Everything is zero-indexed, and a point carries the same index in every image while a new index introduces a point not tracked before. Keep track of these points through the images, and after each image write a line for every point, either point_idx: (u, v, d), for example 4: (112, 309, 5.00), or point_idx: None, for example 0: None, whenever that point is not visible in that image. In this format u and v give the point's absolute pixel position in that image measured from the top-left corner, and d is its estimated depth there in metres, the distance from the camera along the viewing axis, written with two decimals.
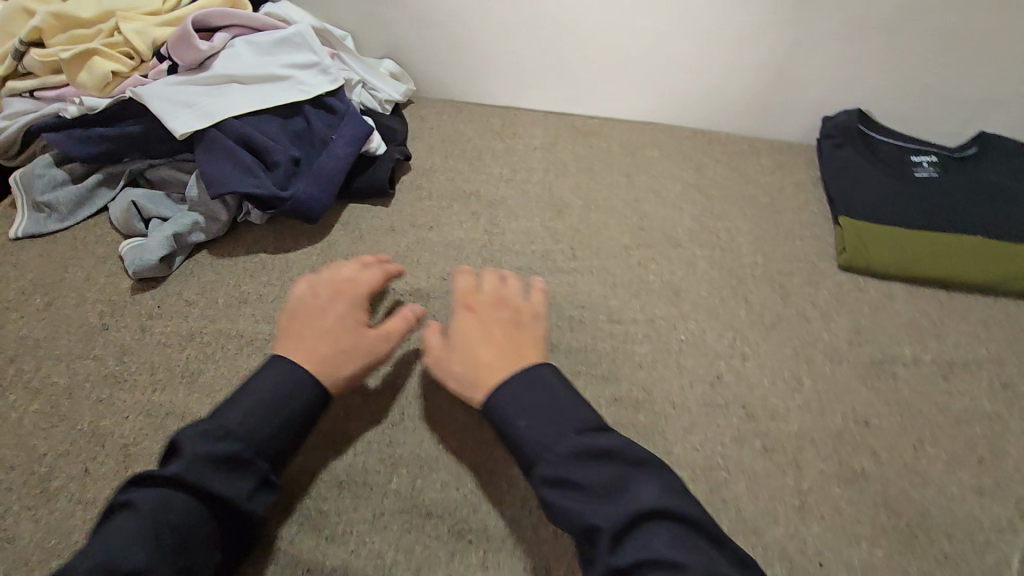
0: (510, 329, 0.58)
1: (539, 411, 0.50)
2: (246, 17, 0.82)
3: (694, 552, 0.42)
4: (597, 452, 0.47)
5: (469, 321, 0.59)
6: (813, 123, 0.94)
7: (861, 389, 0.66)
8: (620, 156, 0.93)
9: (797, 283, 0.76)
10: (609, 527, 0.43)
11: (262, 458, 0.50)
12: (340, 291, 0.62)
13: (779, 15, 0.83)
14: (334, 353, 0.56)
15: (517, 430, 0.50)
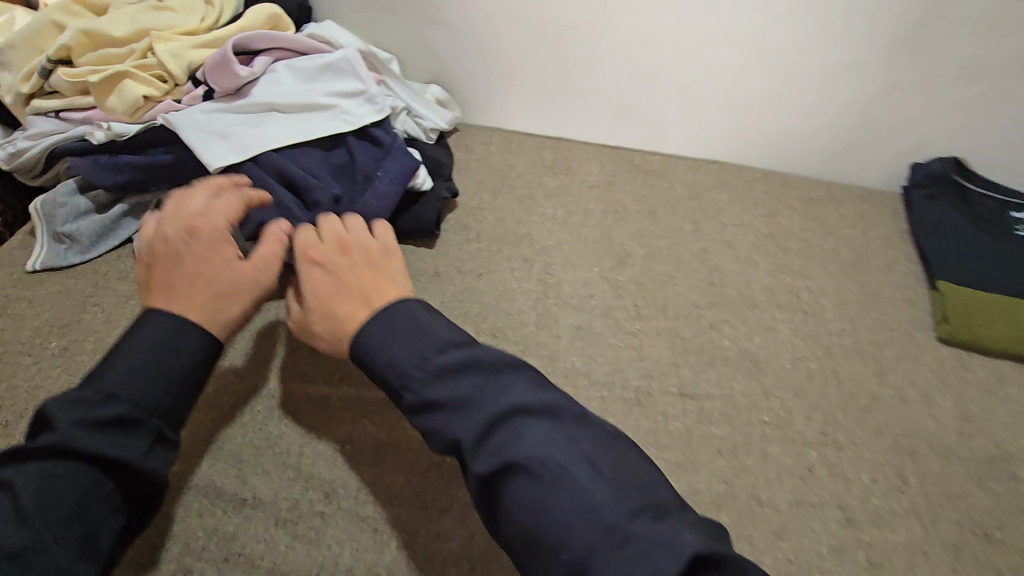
0: (365, 268, 0.52)
1: (399, 331, 0.45)
2: (289, 40, 0.76)
3: (573, 445, 0.39)
4: (465, 366, 0.42)
5: (328, 264, 0.52)
6: (900, 169, 0.85)
7: (976, 491, 0.58)
8: (684, 199, 0.85)
9: (891, 357, 0.68)
10: (471, 439, 0.39)
11: (158, 415, 0.43)
12: (195, 226, 0.51)
13: (878, 53, 0.75)
14: (212, 298, 0.48)
15: (382, 356, 0.44)
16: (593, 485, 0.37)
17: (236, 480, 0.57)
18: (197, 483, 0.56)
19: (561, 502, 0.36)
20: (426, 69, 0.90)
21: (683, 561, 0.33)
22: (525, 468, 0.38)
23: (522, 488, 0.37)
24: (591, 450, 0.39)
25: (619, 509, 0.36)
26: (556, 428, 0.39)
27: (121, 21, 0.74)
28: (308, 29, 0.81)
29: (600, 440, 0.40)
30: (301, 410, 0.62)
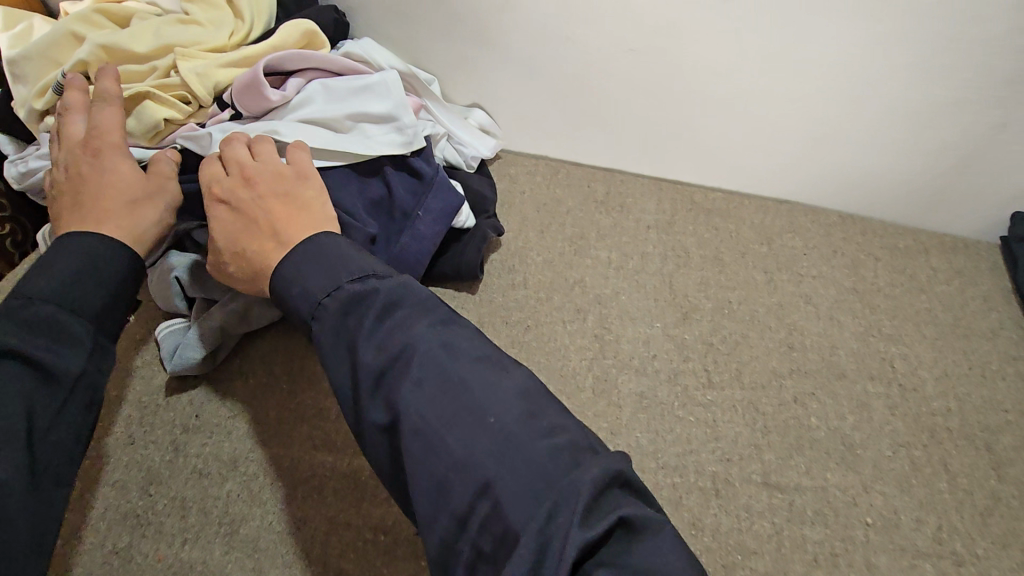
0: (275, 202, 0.50)
1: (306, 268, 0.42)
2: (324, 59, 0.68)
3: (483, 392, 0.35)
4: (363, 304, 0.39)
5: (238, 200, 0.50)
6: (999, 218, 0.76)
7: None
8: (754, 244, 0.76)
9: (1008, 445, 0.58)
10: (369, 376, 0.37)
11: (89, 316, 0.43)
12: (89, 145, 0.53)
13: (992, 91, 0.65)
14: (124, 211, 0.49)
15: (286, 296, 0.42)
16: (487, 436, 0.34)
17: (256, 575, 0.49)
18: None
19: (452, 446, 0.34)
20: (469, 91, 0.82)
21: (581, 505, 0.31)
22: (418, 414, 0.35)
23: (411, 433, 0.35)
24: (489, 395, 0.35)
25: (517, 453, 0.33)
26: (455, 365, 0.36)
27: (143, 37, 0.67)
28: (346, 46, 0.73)
29: (513, 390, 0.36)
30: (330, 488, 0.54)
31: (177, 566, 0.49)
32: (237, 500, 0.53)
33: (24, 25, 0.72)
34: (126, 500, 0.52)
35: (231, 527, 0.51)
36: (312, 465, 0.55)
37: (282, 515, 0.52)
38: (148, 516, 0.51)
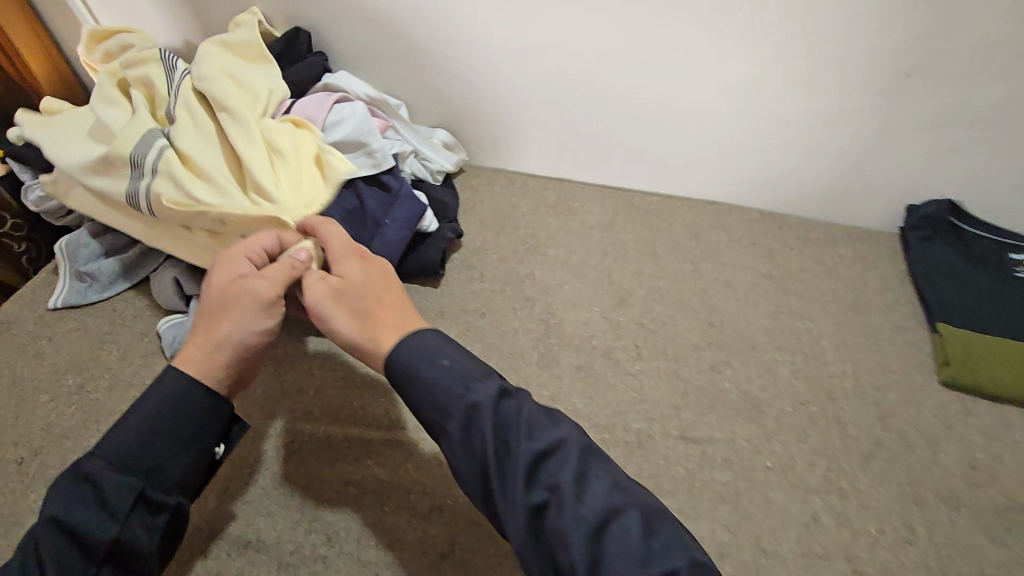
0: (395, 298, 0.54)
1: (437, 353, 0.48)
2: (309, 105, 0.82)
3: (622, 495, 0.42)
4: (517, 402, 0.45)
5: (351, 292, 0.53)
6: (895, 212, 0.87)
7: (988, 545, 0.55)
8: (684, 240, 0.87)
9: (893, 400, 0.68)
10: (525, 462, 0.42)
11: (136, 475, 0.46)
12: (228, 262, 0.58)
13: (866, 102, 0.77)
14: (225, 330, 0.51)
15: (424, 378, 0.47)
16: (637, 527, 0.40)
17: (243, 522, 0.58)
18: (205, 526, 0.57)
19: (606, 534, 0.40)
20: (434, 114, 0.93)
21: None
22: (575, 501, 0.41)
23: (568, 512, 0.40)
24: (624, 494, 0.42)
25: (659, 545, 0.39)
26: (595, 469, 0.43)
27: (195, 127, 0.72)
28: (325, 79, 0.85)
29: (642, 496, 0.43)
30: (309, 451, 0.62)
31: None
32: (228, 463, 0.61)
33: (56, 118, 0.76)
34: None
35: (221, 484, 0.60)
36: (293, 434, 0.64)
37: (266, 474, 0.61)
38: None
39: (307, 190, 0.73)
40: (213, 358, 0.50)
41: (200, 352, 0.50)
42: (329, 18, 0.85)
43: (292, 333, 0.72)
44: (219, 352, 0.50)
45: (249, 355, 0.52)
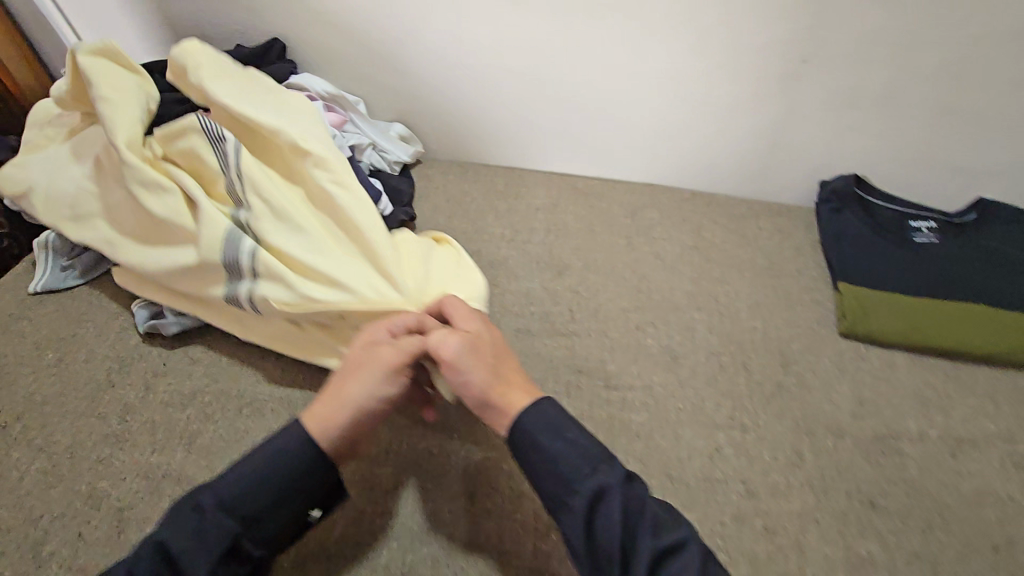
0: (512, 369, 0.56)
1: (562, 426, 0.51)
2: None
3: None
4: (636, 494, 0.47)
5: (471, 357, 0.55)
6: (810, 187, 0.96)
7: (866, 465, 0.63)
8: (620, 218, 0.95)
9: (797, 350, 0.76)
10: (646, 553, 0.44)
11: (233, 517, 0.47)
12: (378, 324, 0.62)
13: (772, 88, 0.86)
14: (354, 391, 0.53)
15: (551, 450, 0.50)
16: None
17: (205, 469, 0.63)
18: (171, 474, 0.62)
19: None
20: (390, 109, 1.01)
21: None
22: None
23: None
24: None
25: None
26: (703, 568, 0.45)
27: (286, 207, 0.67)
28: (291, 80, 0.91)
29: None
30: (269, 408, 0.68)
31: (145, 466, 0.63)
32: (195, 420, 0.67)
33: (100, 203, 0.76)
34: (109, 424, 0.67)
35: (187, 438, 0.65)
36: (253, 394, 0.69)
37: (226, 429, 0.66)
38: (124, 435, 0.66)
39: (429, 275, 0.69)
40: (334, 417, 0.52)
41: (321, 409, 0.52)
42: (288, 22, 0.92)
43: None
44: (333, 411, 0.52)
45: (366, 416, 0.53)
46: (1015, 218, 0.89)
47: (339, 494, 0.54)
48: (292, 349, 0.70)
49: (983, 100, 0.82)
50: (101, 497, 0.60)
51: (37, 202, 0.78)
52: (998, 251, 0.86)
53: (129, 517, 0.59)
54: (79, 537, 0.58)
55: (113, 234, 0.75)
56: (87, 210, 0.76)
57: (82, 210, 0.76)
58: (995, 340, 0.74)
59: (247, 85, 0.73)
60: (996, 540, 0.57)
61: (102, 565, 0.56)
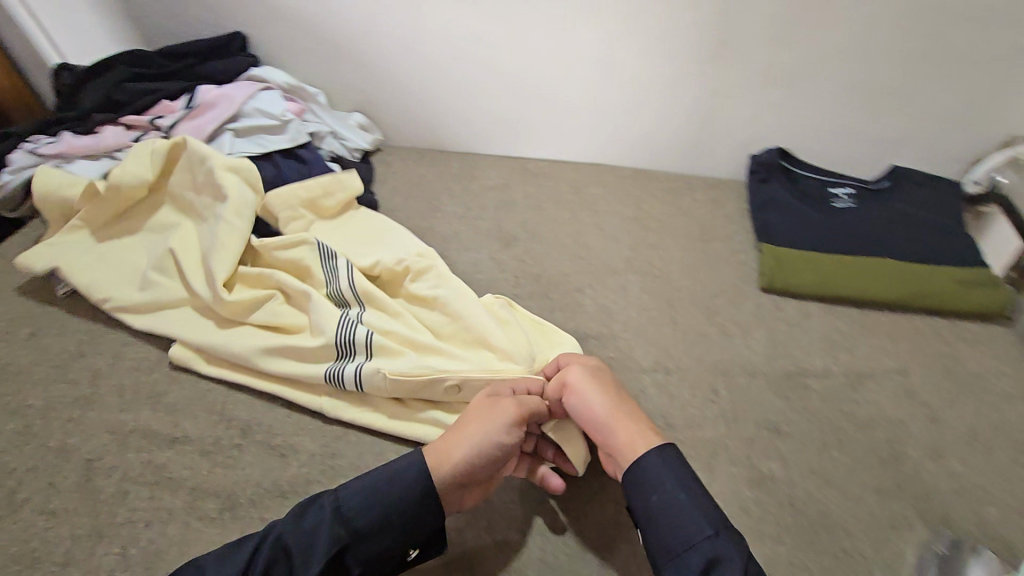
0: (636, 411, 0.59)
1: (684, 479, 0.52)
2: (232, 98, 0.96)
3: None
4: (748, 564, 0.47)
5: (593, 397, 0.59)
6: (741, 161, 1.04)
7: (774, 398, 0.70)
8: (567, 195, 1.02)
9: (721, 304, 0.83)
10: None
11: (343, 527, 0.52)
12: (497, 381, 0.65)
13: (698, 67, 0.93)
14: (476, 430, 0.57)
15: (675, 503, 0.51)
16: None
17: (169, 424, 0.68)
18: (137, 428, 0.68)
19: None
20: (349, 100, 1.07)
21: None
22: None
23: None
24: None
25: None
26: None
27: (394, 306, 0.73)
28: (252, 72, 0.98)
29: None
30: None
31: (113, 423, 0.68)
32: (160, 381, 0.72)
33: (171, 291, 0.77)
34: (80, 388, 0.72)
35: (154, 399, 0.70)
36: None
37: (189, 389, 0.71)
38: (94, 397, 0.71)
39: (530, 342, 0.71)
40: (449, 452, 0.55)
41: (436, 446, 0.56)
42: (247, 19, 0.99)
43: None
44: (447, 447, 0.56)
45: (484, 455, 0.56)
46: (924, 182, 0.97)
47: (439, 540, 0.56)
48: (355, 408, 0.67)
49: (886, 73, 0.90)
50: (73, 450, 0.66)
51: (94, 284, 0.79)
52: (908, 213, 0.94)
53: (98, 467, 0.64)
54: (52, 485, 0.63)
55: (173, 312, 0.76)
56: (149, 301, 0.77)
57: (148, 300, 0.77)
58: (898, 287, 0.81)
59: (345, 225, 0.86)
60: (885, 456, 0.64)
61: (72, 508, 0.61)
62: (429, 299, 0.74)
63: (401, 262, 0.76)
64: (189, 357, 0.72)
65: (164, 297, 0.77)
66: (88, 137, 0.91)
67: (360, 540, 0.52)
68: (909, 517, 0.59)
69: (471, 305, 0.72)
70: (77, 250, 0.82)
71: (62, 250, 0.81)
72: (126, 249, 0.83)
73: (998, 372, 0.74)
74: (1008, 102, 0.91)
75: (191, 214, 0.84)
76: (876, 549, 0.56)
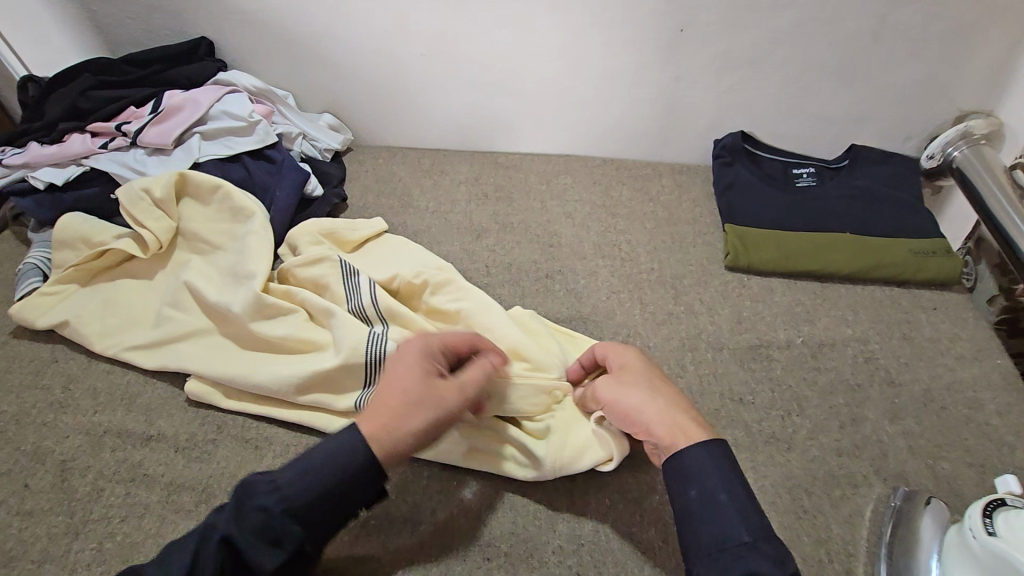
0: (673, 400, 0.57)
1: (731, 480, 0.50)
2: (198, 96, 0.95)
3: None
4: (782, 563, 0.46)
5: (623, 392, 0.58)
6: (707, 146, 1.06)
7: (738, 370, 0.72)
8: (536, 185, 1.03)
9: (687, 284, 0.84)
10: None
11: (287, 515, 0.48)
12: (426, 339, 0.58)
13: (659, 55, 0.95)
14: (407, 406, 0.53)
15: (716, 502, 0.49)
16: None
17: (144, 423, 0.69)
18: (111, 428, 0.68)
19: None
20: (319, 101, 1.08)
21: None
22: None
23: None
24: None
25: None
26: None
27: (420, 323, 0.72)
28: (218, 76, 0.99)
29: None
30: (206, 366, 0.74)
31: (88, 424, 0.69)
32: (134, 382, 0.73)
33: (182, 328, 0.75)
34: (53, 393, 0.72)
35: (129, 400, 0.71)
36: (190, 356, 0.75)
37: (164, 388, 0.72)
38: (68, 401, 0.72)
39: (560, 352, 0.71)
40: (386, 434, 0.51)
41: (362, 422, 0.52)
42: (211, 23, 0.99)
43: None
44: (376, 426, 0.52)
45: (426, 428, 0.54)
46: (882, 159, 0.99)
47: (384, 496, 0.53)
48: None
49: (841, 54, 0.93)
50: (47, 453, 0.67)
51: (100, 330, 0.76)
52: (869, 188, 0.97)
53: (73, 467, 0.65)
54: (26, 487, 0.64)
55: (183, 350, 0.73)
56: (159, 342, 0.74)
57: (159, 338, 0.74)
58: (857, 260, 0.83)
59: (374, 246, 0.85)
60: (843, 420, 0.67)
61: (47, 508, 0.62)
62: (453, 313, 0.73)
63: (420, 275, 0.76)
64: (206, 393, 0.70)
65: (176, 334, 0.74)
66: (56, 146, 0.92)
67: (314, 528, 0.49)
68: (865, 474, 0.62)
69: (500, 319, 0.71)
70: (82, 296, 0.79)
71: (67, 303, 0.79)
72: (132, 288, 0.80)
73: (953, 336, 0.77)
74: (958, 78, 0.94)
75: (196, 248, 0.82)
76: (835, 506, 0.59)
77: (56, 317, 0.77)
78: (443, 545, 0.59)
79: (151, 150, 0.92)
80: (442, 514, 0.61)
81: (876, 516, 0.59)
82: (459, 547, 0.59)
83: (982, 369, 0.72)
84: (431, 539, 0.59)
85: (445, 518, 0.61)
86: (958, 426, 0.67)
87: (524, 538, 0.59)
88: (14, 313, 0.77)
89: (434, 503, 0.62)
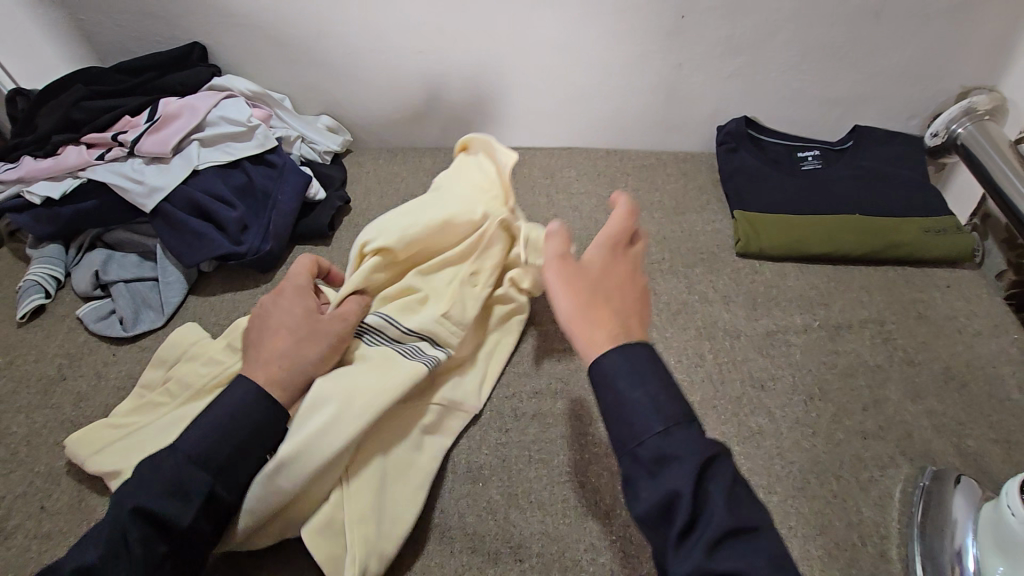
0: (616, 290, 0.50)
1: (644, 376, 0.44)
2: (197, 102, 0.93)
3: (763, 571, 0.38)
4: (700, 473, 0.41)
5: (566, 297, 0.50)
6: (710, 133, 1.06)
7: (757, 356, 0.72)
8: (541, 179, 1.02)
9: (699, 272, 0.84)
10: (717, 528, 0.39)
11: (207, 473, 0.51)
12: (287, 291, 0.65)
13: (659, 42, 0.94)
14: (289, 346, 0.59)
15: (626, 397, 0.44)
16: None
17: None
18: None
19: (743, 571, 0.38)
20: (317, 103, 1.07)
21: None
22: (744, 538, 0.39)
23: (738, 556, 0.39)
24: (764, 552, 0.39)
25: None
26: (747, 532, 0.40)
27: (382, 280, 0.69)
28: (213, 82, 0.97)
29: None
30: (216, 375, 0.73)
31: None
32: None
33: (194, 345, 0.71)
34: (64, 412, 0.73)
35: None
36: None
37: None
38: (80, 420, 0.72)
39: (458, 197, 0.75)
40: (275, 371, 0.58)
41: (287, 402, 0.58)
42: (203, 28, 0.98)
43: (223, 290, 0.87)
44: (286, 374, 0.58)
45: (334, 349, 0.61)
46: (887, 139, 0.99)
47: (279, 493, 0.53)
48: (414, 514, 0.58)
49: (841, 35, 0.92)
50: (61, 473, 0.66)
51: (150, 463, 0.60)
52: (874, 169, 0.96)
53: (89, 486, 0.65)
54: (42, 509, 0.63)
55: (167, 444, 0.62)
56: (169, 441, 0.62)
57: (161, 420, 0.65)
58: (868, 241, 0.83)
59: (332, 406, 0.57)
60: (866, 402, 0.67)
61: (66, 529, 0.62)
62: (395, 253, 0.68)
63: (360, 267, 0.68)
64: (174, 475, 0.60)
65: (187, 352, 0.70)
66: (49, 159, 0.89)
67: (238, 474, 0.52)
68: (892, 456, 0.62)
69: (428, 216, 0.70)
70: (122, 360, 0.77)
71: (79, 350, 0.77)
72: (167, 390, 0.68)
73: (968, 313, 0.76)
74: (961, 54, 0.93)
75: None
76: (864, 490, 0.60)
77: (102, 459, 0.62)
78: (473, 549, 0.58)
79: (149, 159, 0.90)
80: (471, 517, 0.60)
81: (903, 497, 0.59)
82: (490, 549, 0.58)
83: (1000, 345, 0.73)
84: (461, 543, 0.59)
85: (474, 522, 0.60)
86: (980, 402, 0.67)
87: (555, 537, 0.59)
88: (69, 445, 0.65)
89: (462, 508, 0.61)
